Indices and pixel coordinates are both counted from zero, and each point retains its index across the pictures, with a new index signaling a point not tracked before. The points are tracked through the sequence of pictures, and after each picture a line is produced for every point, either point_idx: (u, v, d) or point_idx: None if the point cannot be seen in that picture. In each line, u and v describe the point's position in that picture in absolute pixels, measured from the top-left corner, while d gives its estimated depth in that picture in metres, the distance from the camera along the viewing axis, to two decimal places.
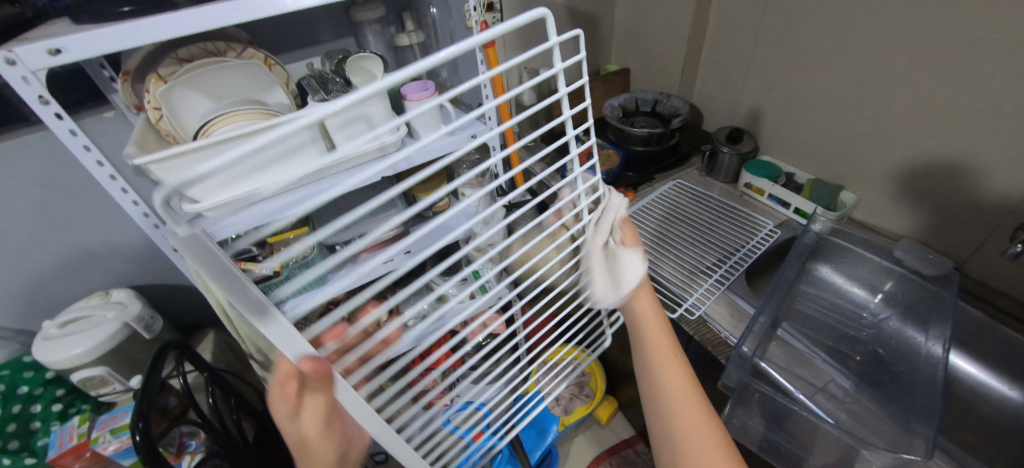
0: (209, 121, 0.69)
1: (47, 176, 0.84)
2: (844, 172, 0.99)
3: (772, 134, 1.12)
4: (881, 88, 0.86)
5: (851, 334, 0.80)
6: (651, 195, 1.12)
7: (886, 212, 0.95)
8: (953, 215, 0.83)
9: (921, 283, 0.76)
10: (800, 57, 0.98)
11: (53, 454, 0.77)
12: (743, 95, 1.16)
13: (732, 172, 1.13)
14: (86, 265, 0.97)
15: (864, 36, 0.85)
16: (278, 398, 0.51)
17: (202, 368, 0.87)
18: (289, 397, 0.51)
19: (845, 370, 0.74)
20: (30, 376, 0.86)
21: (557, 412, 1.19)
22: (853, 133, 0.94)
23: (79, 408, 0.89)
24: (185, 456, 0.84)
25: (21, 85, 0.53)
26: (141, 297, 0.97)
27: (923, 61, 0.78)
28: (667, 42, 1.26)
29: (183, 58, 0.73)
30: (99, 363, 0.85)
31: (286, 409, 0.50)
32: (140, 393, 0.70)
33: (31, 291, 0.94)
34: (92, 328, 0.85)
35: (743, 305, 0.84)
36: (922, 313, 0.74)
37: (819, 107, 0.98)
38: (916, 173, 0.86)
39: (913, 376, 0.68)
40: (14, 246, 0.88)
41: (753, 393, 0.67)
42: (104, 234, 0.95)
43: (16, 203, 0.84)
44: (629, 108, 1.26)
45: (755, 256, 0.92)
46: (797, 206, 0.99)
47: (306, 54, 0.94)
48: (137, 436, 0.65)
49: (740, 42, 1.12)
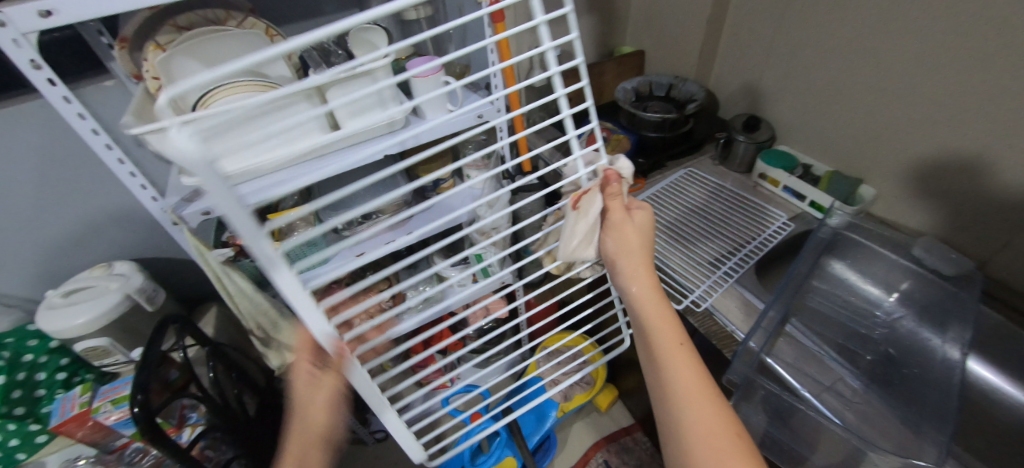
0: (208, 91, 0.67)
1: (45, 145, 0.83)
2: (863, 164, 0.95)
3: (790, 123, 1.08)
4: (909, 78, 0.81)
5: (862, 332, 0.77)
6: (661, 183, 1.09)
7: (906, 207, 0.91)
8: (978, 213, 0.80)
9: (939, 283, 0.73)
10: (824, 43, 0.93)
11: (56, 421, 0.78)
12: (762, 81, 1.12)
13: (746, 162, 1.09)
14: (89, 236, 0.96)
15: (893, 21, 0.80)
16: (302, 370, 0.61)
17: (204, 343, 0.87)
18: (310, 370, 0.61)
19: (854, 369, 0.72)
20: (33, 344, 0.87)
21: (557, 397, 1.16)
22: (876, 124, 0.89)
23: (83, 377, 0.91)
24: (185, 428, 0.83)
25: (12, 48, 0.51)
26: (144, 270, 0.97)
27: (957, 48, 0.74)
28: (685, 23, 1.21)
29: (182, 26, 0.71)
30: (102, 334, 0.86)
31: (305, 381, 0.60)
32: (140, 364, 0.70)
33: (35, 260, 0.94)
34: (95, 299, 0.85)
35: (751, 299, 0.82)
36: (938, 314, 0.72)
37: (842, 96, 0.93)
38: (942, 168, 0.82)
39: (925, 378, 0.66)
40: (17, 215, 0.88)
41: (758, 389, 0.66)
42: (105, 205, 0.95)
43: (16, 172, 0.83)
44: (642, 92, 1.22)
45: (766, 249, 0.90)
46: (813, 199, 0.95)
47: (309, 26, 0.92)
48: (136, 407, 0.65)
49: (760, 25, 1.07)
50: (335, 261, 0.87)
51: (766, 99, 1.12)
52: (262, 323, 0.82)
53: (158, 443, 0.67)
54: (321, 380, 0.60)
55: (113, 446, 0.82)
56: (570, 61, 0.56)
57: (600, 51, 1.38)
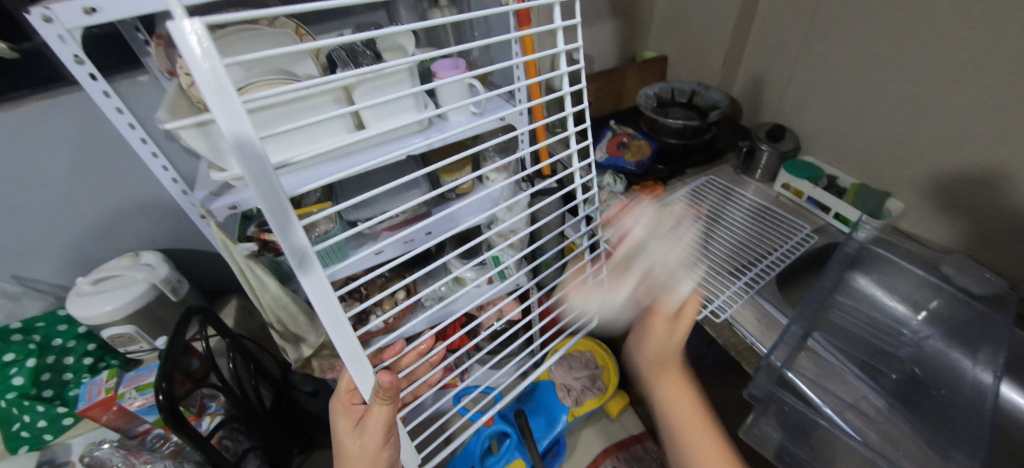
0: (241, 89, 0.68)
1: (81, 137, 0.86)
2: (893, 177, 0.93)
3: (815, 133, 1.06)
4: (945, 90, 0.79)
5: (887, 350, 0.75)
6: (681, 190, 1.08)
7: (935, 223, 0.89)
8: (1010, 232, 0.78)
9: (971, 304, 0.71)
10: (855, 52, 0.91)
11: (82, 405, 0.78)
12: (787, 89, 1.10)
13: (769, 172, 1.07)
14: (118, 225, 0.99)
15: (930, 31, 0.78)
16: (344, 408, 0.64)
17: (224, 334, 0.89)
18: (356, 404, 0.65)
19: (878, 388, 0.69)
20: (64, 329, 0.90)
21: (566, 402, 1.17)
22: (907, 137, 0.87)
23: (108, 363, 0.93)
24: (205, 417, 0.85)
25: (57, 43, 0.53)
26: (169, 261, 0.99)
27: (993, 61, 0.72)
28: (709, 29, 1.20)
29: (216, 24, 0.73)
30: (128, 322, 0.88)
31: (351, 416, 0.64)
32: (166, 354, 0.72)
33: (66, 248, 0.97)
34: (122, 288, 0.87)
35: (773, 312, 0.80)
36: (968, 336, 0.69)
37: (871, 107, 0.92)
38: (973, 184, 0.80)
39: (954, 402, 0.63)
40: (51, 206, 0.90)
41: (778, 404, 0.67)
42: (135, 197, 0.98)
43: (53, 162, 0.86)
44: (664, 98, 1.20)
45: (788, 261, 0.88)
46: (838, 211, 0.93)
47: (337, 27, 0.93)
48: (160, 396, 0.66)
49: (788, 33, 1.05)
50: (354, 258, 0.89)
51: (790, 108, 1.11)
52: (282, 316, 0.83)
53: (179, 430, 0.68)
54: (370, 419, 0.61)
55: (135, 431, 0.84)
56: (575, 64, 0.68)
57: (621, 56, 1.37)
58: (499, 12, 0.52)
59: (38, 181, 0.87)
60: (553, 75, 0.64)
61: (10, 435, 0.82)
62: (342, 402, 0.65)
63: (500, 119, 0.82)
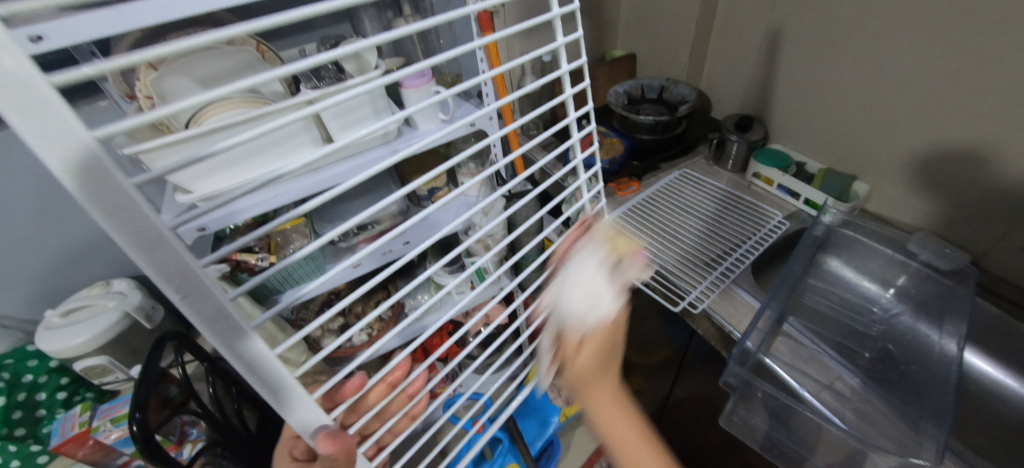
0: (199, 110, 0.68)
1: (43, 166, 0.84)
2: (859, 160, 0.95)
3: (782, 121, 1.08)
4: (903, 71, 0.81)
5: (860, 330, 0.77)
6: (655, 185, 1.09)
7: (901, 203, 0.91)
8: (971, 207, 0.80)
9: (936, 278, 0.73)
10: (815, 39, 0.93)
11: (56, 442, 0.78)
12: (752, 80, 1.12)
13: (740, 162, 1.09)
14: (88, 254, 0.97)
15: (884, 15, 0.80)
16: (285, 457, 0.68)
17: (203, 359, 0.87)
18: (296, 458, 0.68)
19: (853, 367, 0.71)
20: (34, 364, 0.87)
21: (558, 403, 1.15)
22: (867, 120, 0.90)
23: (83, 396, 0.90)
24: (186, 445, 0.85)
25: None
26: (142, 288, 0.97)
27: (940, 42, 0.75)
28: (674, 25, 1.22)
29: (172, 45, 0.72)
30: (102, 353, 0.86)
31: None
32: (139, 383, 0.70)
33: (33, 281, 0.94)
34: (93, 318, 0.86)
35: (748, 299, 0.82)
36: (935, 310, 0.72)
37: (832, 93, 0.94)
38: (933, 163, 0.83)
39: (925, 375, 0.66)
40: (15, 238, 0.88)
41: (757, 392, 0.66)
42: (104, 224, 0.96)
43: (13, 193, 0.84)
44: (634, 95, 1.22)
45: (762, 249, 0.89)
46: (807, 196, 0.95)
47: (301, 41, 0.93)
48: (135, 426, 0.64)
49: (750, 24, 1.07)
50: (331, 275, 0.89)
51: (756, 99, 1.13)
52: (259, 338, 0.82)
53: (160, 461, 0.67)
54: None
55: (115, 463, 0.81)
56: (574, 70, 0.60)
57: (591, 56, 1.39)
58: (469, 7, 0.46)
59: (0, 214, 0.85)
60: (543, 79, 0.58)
61: None
62: (284, 452, 0.69)
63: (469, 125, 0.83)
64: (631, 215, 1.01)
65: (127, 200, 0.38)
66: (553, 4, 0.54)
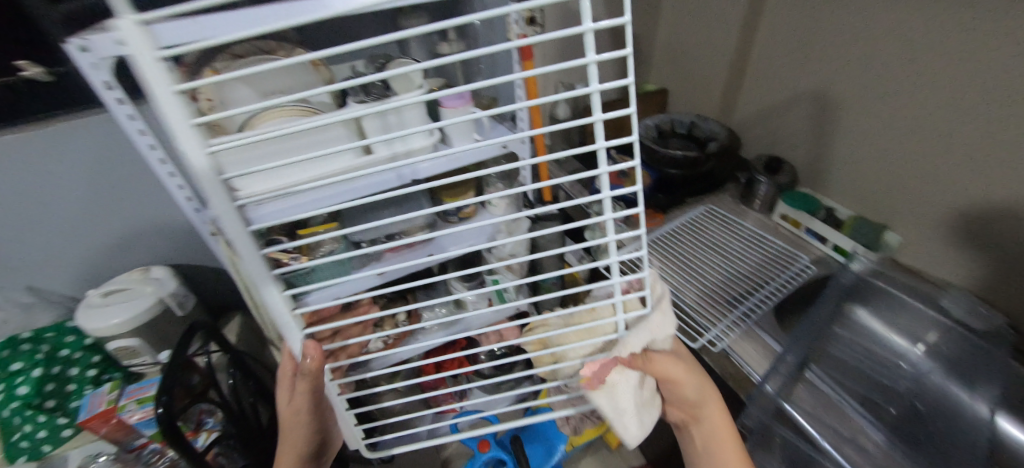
0: (255, 115, 0.74)
1: (105, 155, 0.91)
2: (892, 210, 0.93)
3: (813, 166, 1.08)
4: (940, 124, 0.80)
5: (887, 385, 0.72)
6: (679, 220, 1.10)
7: (935, 257, 0.89)
8: (1009, 268, 0.78)
9: (971, 339, 0.71)
10: (849, 87, 0.94)
11: (83, 416, 0.80)
12: (783, 123, 1.13)
13: (768, 202, 1.08)
14: (132, 241, 1.03)
15: (921, 68, 0.80)
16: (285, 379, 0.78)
17: (227, 350, 0.91)
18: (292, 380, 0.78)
19: (879, 423, 0.69)
20: (71, 340, 0.91)
21: (566, 431, 1.15)
22: (903, 171, 0.89)
23: (111, 376, 0.94)
24: (202, 433, 0.86)
25: (89, 71, 0.57)
26: (177, 276, 1.02)
27: (977, 98, 0.74)
28: (709, 65, 1.25)
29: (236, 54, 0.77)
30: (133, 335, 0.90)
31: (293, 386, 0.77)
32: (167, 368, 0.73)
33: (81, 261, 1.00)
34: (130, 301, 0.90)
35: (770, 342, 0.80)
36: (969, 371, 0.68)
37: (866, 142, 0.94)
38: (970, 219, 0.81)
39: (956, 439, 0.63)
40: (72, 220, 0.94)
41: (776, 436, 0.70)
42: (151, 213, 1.02)
43: (74, 179, 0.90)
44: (664, 129, 1.23)
45: (786, 292, 0.88)
46: (835, 242, 0.93)
47: (351, 58, 0.98)
48: (160, 409, 0.67)
49: (783, 68, 1.08)
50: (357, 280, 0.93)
51: (787, 142, 1.13)
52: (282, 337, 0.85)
53: (175, 444, 0.69)
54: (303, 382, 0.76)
55: (132, 445, 0.84)
56: (624, 139, 0.49)
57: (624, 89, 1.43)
58: (515, 42, 0.43)
59: (61, 197, 0.91)
60: (575, 126, 0.46)
61: (9, 445, 0.83)
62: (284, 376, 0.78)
63: (502, 147, 0.86)
64: (654, 247, 1.02)
65: (178, 129, 0.53)
66: (590, 46, 0.44)
